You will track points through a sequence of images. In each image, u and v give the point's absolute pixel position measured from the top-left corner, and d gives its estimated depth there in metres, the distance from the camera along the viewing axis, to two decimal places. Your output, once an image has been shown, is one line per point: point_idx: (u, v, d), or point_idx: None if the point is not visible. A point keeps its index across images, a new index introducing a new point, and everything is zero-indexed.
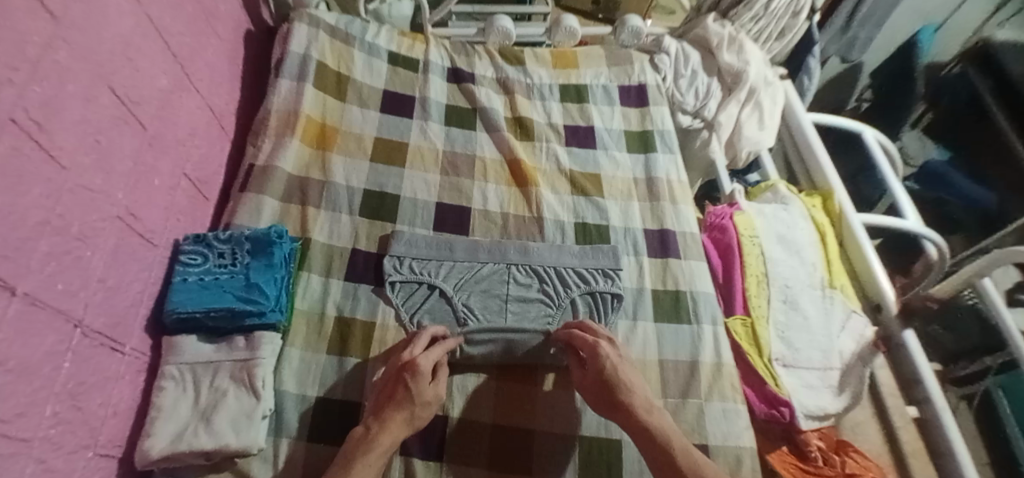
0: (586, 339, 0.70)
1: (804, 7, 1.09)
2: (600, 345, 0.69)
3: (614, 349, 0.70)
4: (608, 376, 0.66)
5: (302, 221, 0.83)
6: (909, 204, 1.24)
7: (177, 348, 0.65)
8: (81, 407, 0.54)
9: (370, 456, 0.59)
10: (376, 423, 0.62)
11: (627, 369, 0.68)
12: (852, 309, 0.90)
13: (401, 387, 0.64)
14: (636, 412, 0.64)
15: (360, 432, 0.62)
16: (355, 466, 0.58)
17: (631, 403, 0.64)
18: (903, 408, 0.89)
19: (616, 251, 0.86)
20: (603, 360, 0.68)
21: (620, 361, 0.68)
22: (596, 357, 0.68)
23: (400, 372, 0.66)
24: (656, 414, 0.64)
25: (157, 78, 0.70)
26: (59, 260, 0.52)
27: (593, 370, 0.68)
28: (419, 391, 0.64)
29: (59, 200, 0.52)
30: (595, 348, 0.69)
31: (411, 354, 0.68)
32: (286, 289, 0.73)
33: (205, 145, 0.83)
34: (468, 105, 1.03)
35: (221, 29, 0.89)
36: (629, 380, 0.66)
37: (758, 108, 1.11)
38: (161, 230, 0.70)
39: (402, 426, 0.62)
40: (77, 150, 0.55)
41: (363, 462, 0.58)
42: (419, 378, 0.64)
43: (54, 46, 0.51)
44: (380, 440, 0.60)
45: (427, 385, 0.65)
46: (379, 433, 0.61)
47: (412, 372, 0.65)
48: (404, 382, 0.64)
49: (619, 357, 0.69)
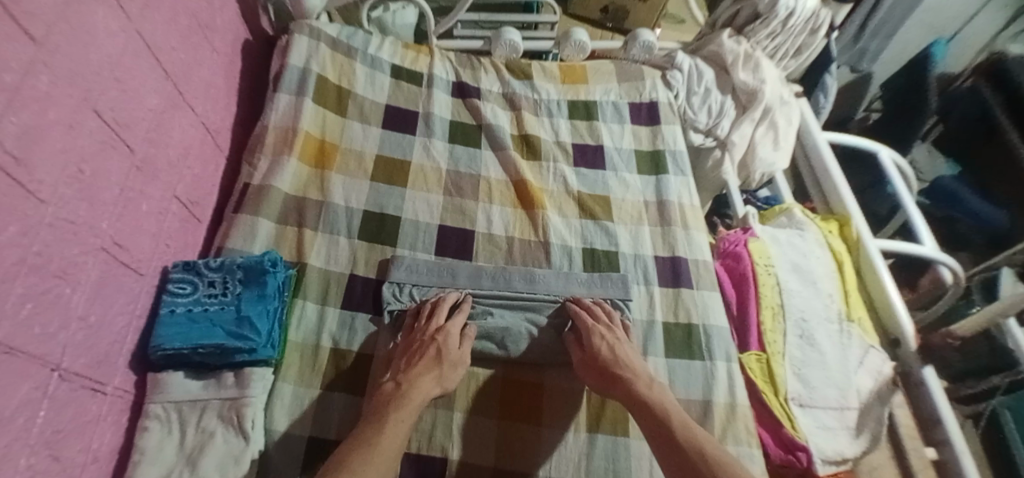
0: (585, 320, 0.75)
1: (823, 25, 1.05)
2: (597, 327, 0.73)
3: (614, 328, 0.74)
4: (604, 355, 0.70)
5: (298, 245, 0.79)
6: (925, 227, 1.19)
7: (162, 386, 0.62)
8: (59, 456, 0.50)
9: (402, 411, 0.61)
10: (406, 380, 0.65)
11: (625, 350, 0.72)
12: (870, 344, 0.87)
13: (430, 345, 0.69)
14: (635, 388, 0.67)
15: (389, 388, 0.65)
16: (388, 419, 0.60)
17: (627, 378, 0.68)
18: (921, 449, 0.86)
19: (625, 280, 0.83)
20: (599, 341, 0.72)
21: (618, 340, 0.73)
22: (594, 337, 0.72)
23: (429, 334, 0.71)
24: (656, 389, 0.67)
25: (148, 96, 0.66)
26: (36, 300, 0.48)
27: (591, 351, 0.71)
28: (447, 351, 0.69)
29: (37, 236, 0.48)
30: (593, 329, 0.73)
31: (437, 321, 0.73)
32: (279, 320, 0.70)
33: (198, 164, 0.79)
34: (474, 122, 0.99)
35: (217, 40, 0.85)
36: (632, 362, 0.70)
37: (773, 128, 1.07)
38: (149, 258, 0.66)
39: (432, 382, 0.66)
40: (58, 181, 0.51)
41: (395, 417, 0.61)
42: (446, 339, 0.70)
43: (35, 70, 0.48)
44: (411, 395, 0.64)
45: (454, 348, 0.70)
46: (412, 388, 0.64)
47: (442, 334, 0.71)
48: (435, 341, 0.70)
49: (616, 339, 0.73)
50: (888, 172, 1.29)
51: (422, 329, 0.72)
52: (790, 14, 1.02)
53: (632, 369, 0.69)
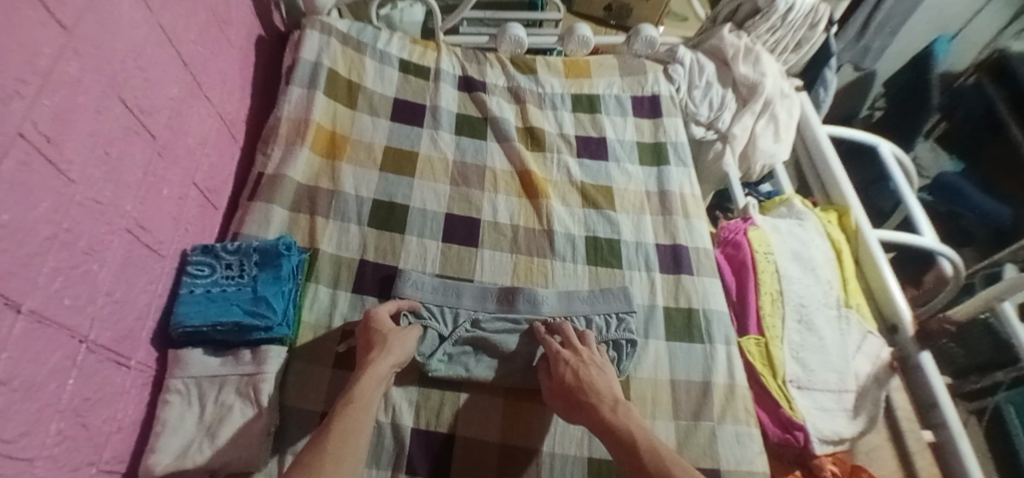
0: (550, 347, 0.72)
1: (822, 19, 1.08)
2: (562, 353, 0.71)
3: (574, 351, 0.72)
4: (571, 383, 0.68)
5: (310, 231, 0.82)
6: (925, 219, 1.20)
7: (182, 362, 0.65)
8: (87, 423, 0.53)
9: (350, 406, 0.60)
10: (355, 373, 0.65)
11: (591, 372, 0.69)
12: (867, 330, 0.89)
13: (367, 333, 0.69)
14: (600, 413, 0.64)
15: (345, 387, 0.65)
16: (339, 408, 0.60)
17: (594, 404, 0.65)
18: (918, 431, 0.85)
19: (628, 294, 0.81)
20: (570, 362, 0.70)
21: (584, 363, 0.70)
22: (560, 365, 0.70)
23: (364, 329, 0.70)
24: (620, 412, 0.64)
25: (168, 87, 0.69)
26: (66, 274, 0.51)
27: (557, 380, 0.69)
28: (384, 332, 0.69)
29: (68, 213, 0.51)
30: (558, 355, 0.71)
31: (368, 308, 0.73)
32: (294, 300, 0.73)
33: (215, 153, 0.82)
34: (480, 115, 1.02)
35: (233, 35, 0.89)
36: (592, 382, 0.68)
37: (774, 120, 1.09)
38: (170, 241, 0.69)
39: (378, 374, 0.65)
40: (87, 163, 0.54)
41: (347, 404, 0.60)
42: (379, 322, 0.70)
43: (66, 57, 0.51)
44: (360, 383, 0.63)
45: (390, 326, 0.70)
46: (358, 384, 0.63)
47: (374, 321, 0.70)
48: (370, 337, 0.69)
49: (583, 361, 0.70)
50: (889, 165, 1.29)
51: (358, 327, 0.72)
52: (790, 8, 1.05)
53: (596, 393, 0.66)
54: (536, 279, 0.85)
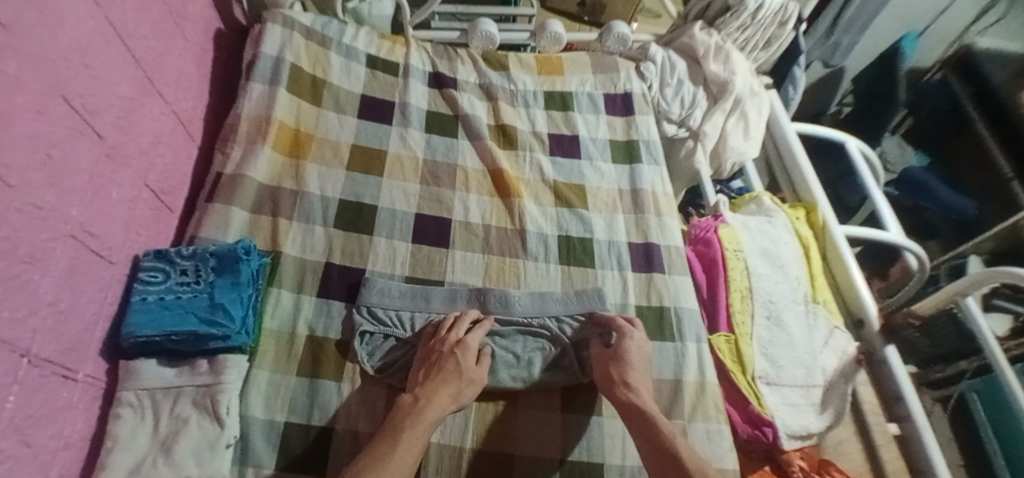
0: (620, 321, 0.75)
1: (791, 18, 1.09)
2: (635, 334, 0.73)
3: (635, 343, 0.72)
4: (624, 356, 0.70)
5: (272, 233, 0.79)
6: (891, 215, 1.21)
7: (134, 373, 0.62)
8: (30, 442, 0.50)
9: (417, 428, 0.60)
10: (423, 395, 0.64)
11: (641, 364, 0.71)
12: (834, 325, 0.90)
13: (450, 358, 0.68)
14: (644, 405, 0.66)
15: (407, 401, 0.63)
16: (404, 432, 0.59)
17: (637, 389, 0.68)
18: (884, 425, 0.88)
19: (602, 294, 0.81)
20: (630, 347, 0.71)
21: (641, 353, 0.72)
22: (627, 340, 0.72)
23: (450, 348, 0.69)
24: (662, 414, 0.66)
25: (118, 84, 0.66)
26: (5, 285, 0.48)
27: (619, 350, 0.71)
28: (467, 368, 0.68)
29: (6, 221, 0.48)
30: (631, 334, 0.73)
31: (459, 333, 0.71)
32: (254, 306, 0.70)
33: (170, 153, 0.79)
34: (450, 112, 1.00)
35: (189, 30, 0.85)
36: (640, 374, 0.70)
37: (744, 118, 1.09)
38: (120, 246, 0.66)
39: (448, 399, 0.64)
40: (27, 166, 0.50)
41: (412, 430, 0.59)
42: (467, 356, 0.69)
43: (2, 54, 0.47)
44: (428, 410, 0.62)
45: (474, 365, 0.69)
46: (428, 405, 0.62)
47: (463, 349, 0.69)
48: (455, 356, 0.68)
49: (642, 349, 0.72)
50: (856, 161, 1.31)
51: (442, 342, 0.70)
52: (760, 6, 1.05)
53: (643, 389, 0.68)
54: (507, 280, 0.84)
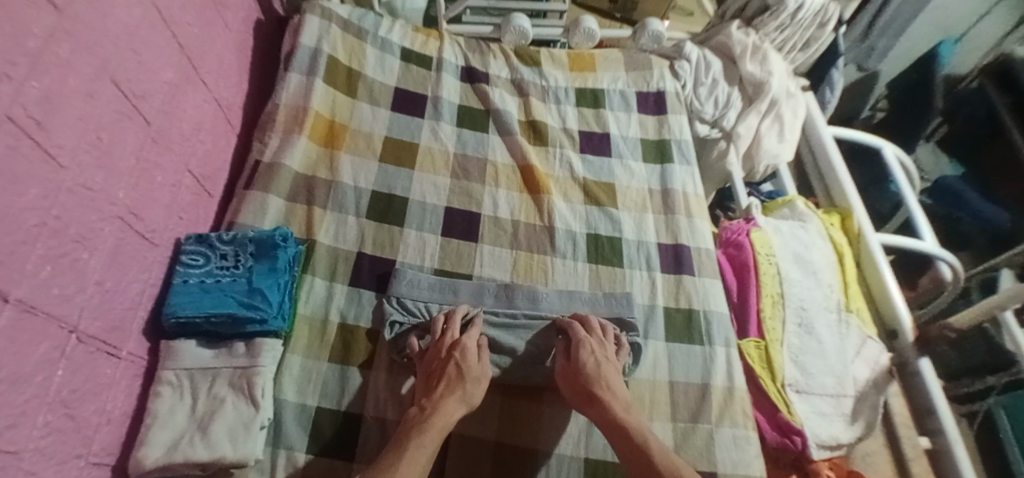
0: (577, 331, 0.71)
1: (831, 18, 1.06)
2: (587, 340, 0.70)
3: (590, 350, 0.70)
4: (589, 370, 0.68)
5: (307, 222, 0.81)
6: (925, 224, 1.18)
7: (175, 353, 0.64)
8: (74, 415, 0.52)
9: (426, 435, 0.59)
10: (430, 404, 0.63)
11: (611, 369, 0.69)
12: (867, 335, 0.88)
13: (448, 363, 0.67)
14: (613, 411, 0.65)
15: (415, 413, 0.63)
16: (410, 443, 0.58)
17: (604, 400, 0.66)
18: (914, 438, 0.86)
19: (630, 298, 0.80)
20: (586, 356, 0.69)
21: (606, 360, 0.70)
22: (582, 350, 0.69)
23: (447, 352, 0.68)
24: (632, 413, 0.65)
25: (163, 71, 0.67)
26: (55, 263, 0.49)
27: (574, 363, 0.69)
28: (468, 367, 0.67)
29: (56, 201, 0.49)
30: (583, 341, 0.70)
31: (452, 336, 0.70)
32: (290, 293, 0.72)
33: (210, 140, 0.81)
34: (481, 107, 1.00)
35: (230, 19, 0.87)
36: (610, 379, 0.68)
37: (779, 120, 1.07)
38: (163, 229, 0.68)
39: (457, 403, 0.63)
40: (77, 148, 0.52)
41: (418, 442, 0.58)
42: (466, 356, 0.68)
43: (57, 38, 0.49)
44: (434, 419, 0.61)
45: (474, 361, 0.68)
46: (436, 413, 0.62)
47: (460, 351, 0.68)
48: (453, 359, 0.67)
49: (604, 357, 0.70)
50: (892, 169, 1.28)
51: (438, 346, 0.69)
52: (799, 6, 1.03)
53: (611, 391, 0.67)
54: (535, 277, 0.84)
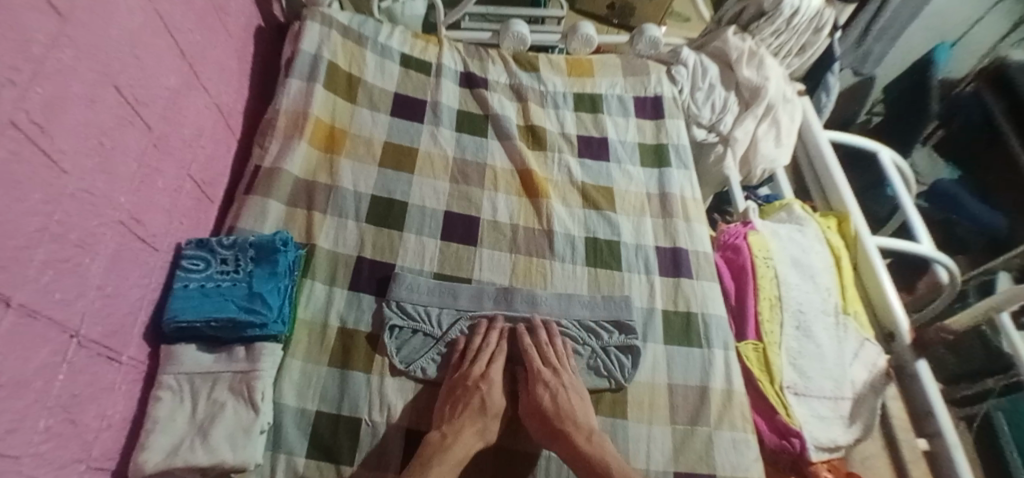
0: (534, 365, 0.73)
1: (827, 24, 1.07)
2: (543, 373, 0.72)
3: (550, 388, 0.71)
4: (547, 406, 0.69)
5: (307, 227, 0.81)
6: (921, 227, 1.18)
7: (175, 357, 0.64)
8: (75, 420, 0.52)
9: (446, 466, 0.62)
10: (451, 432, 0.66)
11: (570, 398, 0.71)
12: (865, 337, 0.89)
13: (473, 392, 0.70)
14: (574, 441, 0.67)
15: (435, 438, 0.65)
16: (432, 470, 0.61)
17: (568, 432, 0.67)
18: (912, 439, 0.88)
19: (629, 302, 0.81)
20: (541, 394, 0.70)
21: (565, 389, 0.71)
22: (539, 386, 0.71)
23: (475, 380, 0.70)
24: (595, 441, 0.67)
25: (164, 77, 0.68)
26: (57, 267, 0.49)
27: (534, 400, 0.71)
28: (490, 403, 0.70)
29: (58, 206, 0.50)
30: (538, 375, 0.72)
31: (482, 365, 0.72)
32: (290, 297, 0.72)
33: (211, 145, 0.81)
34: (480, 111, 1.01)
35: (231, 25, 0.87)
36: (570, 408, 0.69)
37: (776, 125, 1.08)
38: (163, 234, 0.68)
39: (474, 436, 0.67)
40: (79, 153, 0.52)
41: (440, 469, 0.62)
42: (490, 392, 0.70)
43: (60, 44, 0.49)
44: (456, 450, 0.64)
45: (496, 396, 0.71)
46: (457, 443, 0.65)
47: (486, 382, 0.71)
48: (479, 391, 0.70)
49: (564, 386, 0.71)
50: (888, 172, 1.28)
51: (467, 371, 0.71)
52: (795, 12, 1.04)
53: (574, 421, 0.68)
54: (534, 280, 0.84)
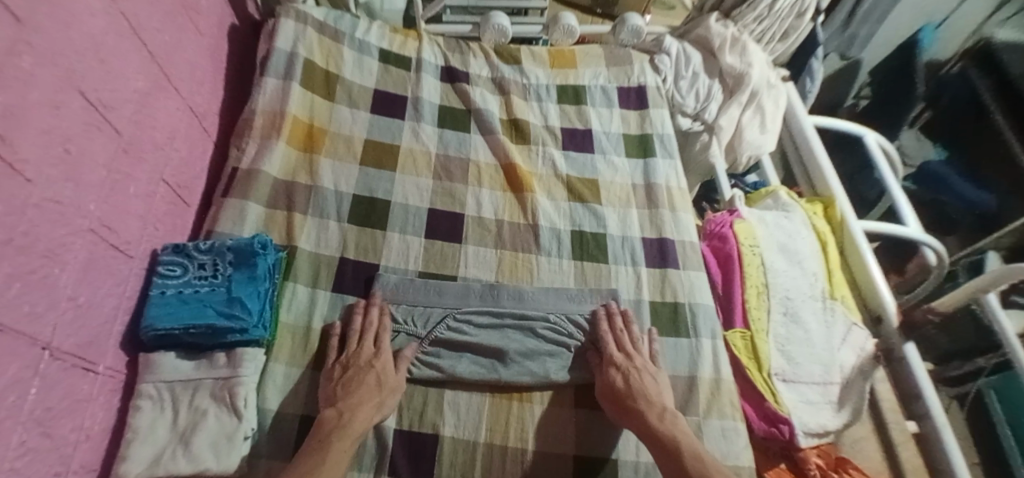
0: (608, 350, 0.73)
1: (809, 8, 1.06)
2: (616, 358, 0.73)
3: (620, 371, 0.71)
4: (620, 387, 0.70)
5: (287, 229, 0.80)
6: (909, 210, 1.18)
7: (154, 365, 0.63)
8: (51, 434, 0.51)
9: (346, 441, 0.61)
10: (347, 408, 0.64)
11: (643, 378, 0.71)
12: (852, 321, 0.89)
13: (365, 369, 0.68)
14: (648, 420, 0.67)
15: (330, 418, 0.63)
16: (330, 450, 0.60)
17: (639, 407, 0.68)
18: (903, 422, 0.87)
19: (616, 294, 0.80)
20: (615, 377, 0.71)
21: (636, 371, 0.71)
22: (612, 370, 0.72)
23: (367, 358, 0.69)
24: (667, 419, 0.67)
25: (132, 79, 0.66)
26: (25, 280, 0.48)
27: (606, 382, 0.71)
28: (386, 379, 0.68)
29: (23, 216, 0.48)
30: (611, 359, 0.73)
31: (371, 346, 0.70)
32: (270, 301, 0.71)
33: (185, 148, 0.79)
34: (463, 107, 1.00)
35: (202, 24, 0.86)
36: (644, 387, 0.70)
37: (760, 111, 1.07)
38: (138, 241, 0.67)
39: (371, 411, 0.65)
40: (43, 161, 0.51)
41: (339, 447, 0.61)
42: (385, 369, 0.68)
43: (18, 49, 0.48)
44: (354, 424, 0.63)
45: (390, 371, 0.69)
46: (354, 418, 0.63)
47: (377, 358, 0.69)
48: (373, 369, 0.68)
49: (636, 368, 0.72)
50: (873, 155, 1.27)
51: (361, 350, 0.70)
52: None
53: (645, 399, 0.68)
54: (521, 275, 0.83)
